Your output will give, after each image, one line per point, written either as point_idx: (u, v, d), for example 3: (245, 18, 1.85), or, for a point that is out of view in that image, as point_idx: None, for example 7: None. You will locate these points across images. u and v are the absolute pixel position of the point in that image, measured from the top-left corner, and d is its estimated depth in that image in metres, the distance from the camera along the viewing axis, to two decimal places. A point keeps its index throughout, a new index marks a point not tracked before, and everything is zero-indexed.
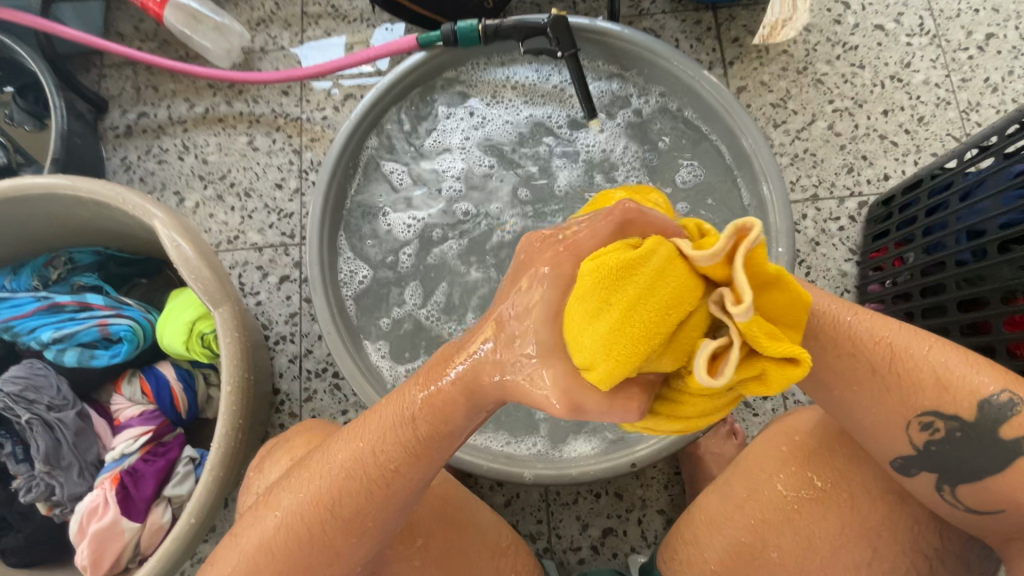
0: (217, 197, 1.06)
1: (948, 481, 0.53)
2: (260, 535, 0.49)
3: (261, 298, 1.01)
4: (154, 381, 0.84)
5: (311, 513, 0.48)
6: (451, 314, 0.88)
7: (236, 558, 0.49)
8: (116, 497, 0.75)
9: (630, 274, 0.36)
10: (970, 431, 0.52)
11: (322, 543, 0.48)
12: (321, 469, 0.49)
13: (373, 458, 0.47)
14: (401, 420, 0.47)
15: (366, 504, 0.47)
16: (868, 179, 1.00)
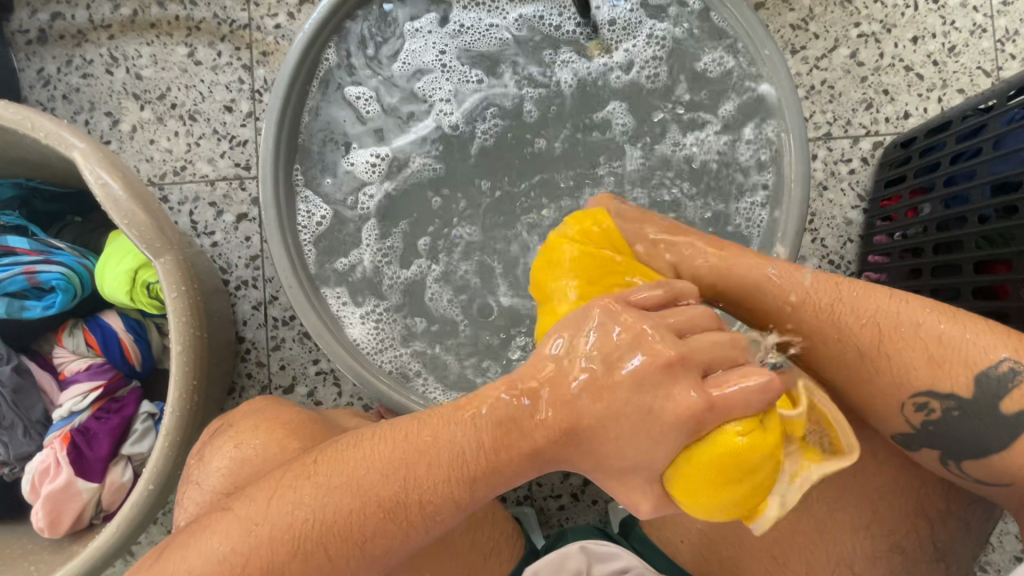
0: (157, 120, 0.93)
1: (953, 456, 0.48)
2: (258, 542, 0.46)
3: (217, 239, 0.91)
4: (99, 333, 0.76)
5: (320, 529, 0.46)
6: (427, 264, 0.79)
7: (215, 554, 0.46)
8: (67, 458, 0.70)
9: (757, 467, 0.44)
10: (968, 408, 0.46)
11: (335, 559, 0.46)
12: (339, 488, 0.47)
13: (408, 485, 0.47)
14: (445, 456, 0.47)
15: (388, 530, 0.47)
16: (887, 117, 0.91)
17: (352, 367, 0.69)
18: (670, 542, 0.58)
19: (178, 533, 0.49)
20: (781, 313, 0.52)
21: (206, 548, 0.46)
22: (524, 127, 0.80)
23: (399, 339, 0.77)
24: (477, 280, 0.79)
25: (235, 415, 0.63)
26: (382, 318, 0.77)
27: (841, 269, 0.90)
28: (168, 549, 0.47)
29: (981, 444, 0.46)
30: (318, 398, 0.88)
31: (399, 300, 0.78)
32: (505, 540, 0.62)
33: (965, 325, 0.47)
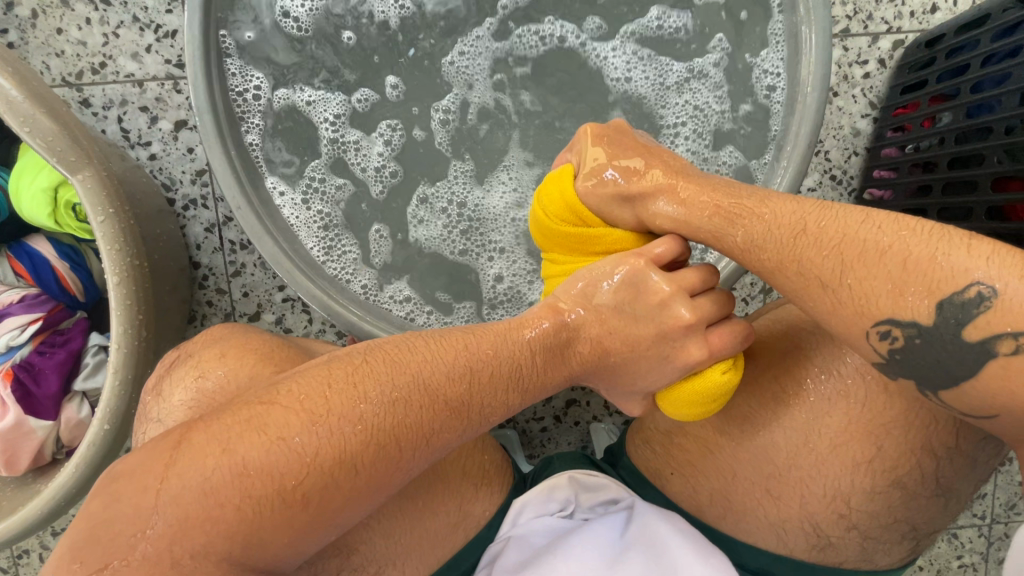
0: (62, 3, 0.77)
1: (927, 385, 0.41)
2: (322, 438, 0.39)
3: (154, 151, 0.79)
4: (28, 261, 0.68)
5: (389, 416, 0.41)
6: (372, 150, 0.71)
7: (266, 455, 0.38)
8: (14, 397, 0.65)
9: (725, 395, 0.49)
10: (931, 336, 0.40)
11: (401, 457, 0.42)
12: (408, 379, 0.42)
13: (477, 386, 0.44)
14: (505, 366, 0.46)
15: (453, 424, 0.43)
16: (913, 11, 0.81)
17: (318, 298, 0.63)
18: (658, 474, 0.58)
19: (196, 422, 0.40)
20: (743, 253, 0.47)
21: (251, 440, 0.39)
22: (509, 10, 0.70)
23: (351, 244, 0.70)
24: (444, 183, 0.72)
25: (193, 344, 0.57)
26: (315, 195, 0.69)
27: (843, 185, 0.85)
28: None
29: (949, 371, 0.39)
30: (288, 325, 0.83)
31: (340, 203, 0.70)
32: (495, 469, 0.61)
33: (952, 243, 0.40)
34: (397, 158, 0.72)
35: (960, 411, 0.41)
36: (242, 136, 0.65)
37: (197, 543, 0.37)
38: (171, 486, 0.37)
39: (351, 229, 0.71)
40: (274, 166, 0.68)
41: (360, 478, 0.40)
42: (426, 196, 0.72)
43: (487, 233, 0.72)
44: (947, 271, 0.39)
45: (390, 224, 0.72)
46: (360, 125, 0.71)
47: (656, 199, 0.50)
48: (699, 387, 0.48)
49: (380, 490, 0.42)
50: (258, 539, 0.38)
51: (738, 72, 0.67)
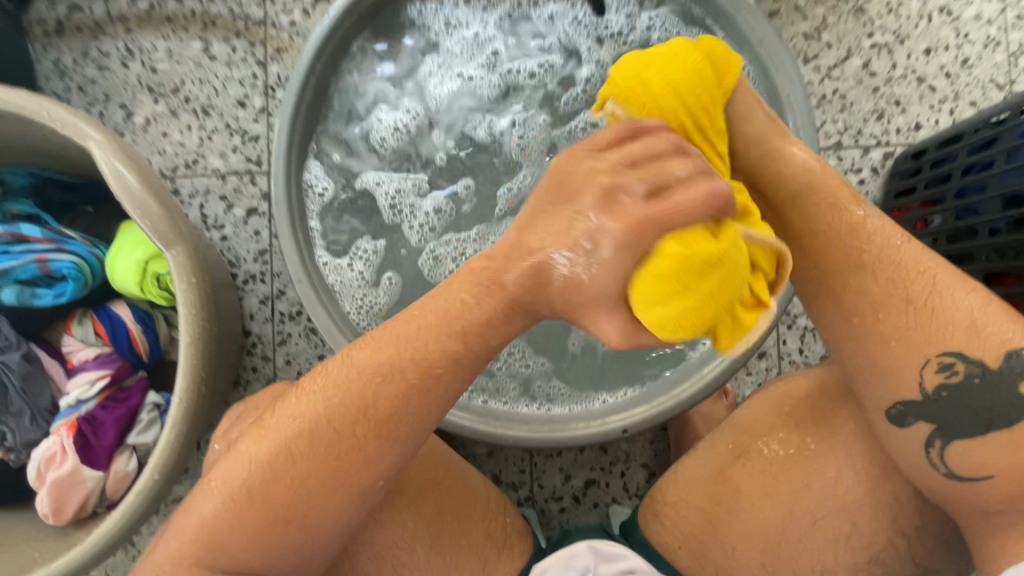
0: (170, 113, 0.93)
1: (947, 433, 0.47)
2: (292, 425, 0.47)
3: (226, 233, 0.91)
4: (109, 323, 0.77)
5: (330, 417, 0.47)
6: (410, 230, 0.81)
7: (239, 470, 0.48)
8: (75, 446, 0.71)
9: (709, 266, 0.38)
10: (991, 377, 0.46)
11: (348, 451, 0.47)
12: (344, 377, 0.48)
13: (384, 358, 0.48)
14: (413, 332, 0.48)
15: (389, 411, 0.47)
16: (898, 128, 0.91)
17: None
18: (667, 548, 0.59)
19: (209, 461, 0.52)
20: None
21: (248, 454, 0.48)
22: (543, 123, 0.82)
23: (387, 310, 0.78)
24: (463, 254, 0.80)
25: (257, 399, 0.63)
26: (356, 261, 0.78)
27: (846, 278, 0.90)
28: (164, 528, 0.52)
29: (986, 414, 0.46)
30: None
31: (377, 274, 0.79)
32: (516, 533, 0.62)
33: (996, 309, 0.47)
34: (424, 239, 0.81)
35: (951, 472, 0.47)
36: (307, 221, 0.74)
37: (190, 549, 0.48)
38: (201, 508, 0.49)
39: (378, 292, 0.78)
40: (331, 246, 0.77)
41: (321, 474, 0.47)
42: (439, 257, 0.80)
43: (496, 306, 0.79)
44: (992, 321, 0.46)
45: (406, 282, 0.80)
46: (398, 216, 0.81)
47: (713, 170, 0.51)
48: (679, 267, 0.37)
49: (353, 464, 0.47)
50: (251, 544, 0.48)
51: None
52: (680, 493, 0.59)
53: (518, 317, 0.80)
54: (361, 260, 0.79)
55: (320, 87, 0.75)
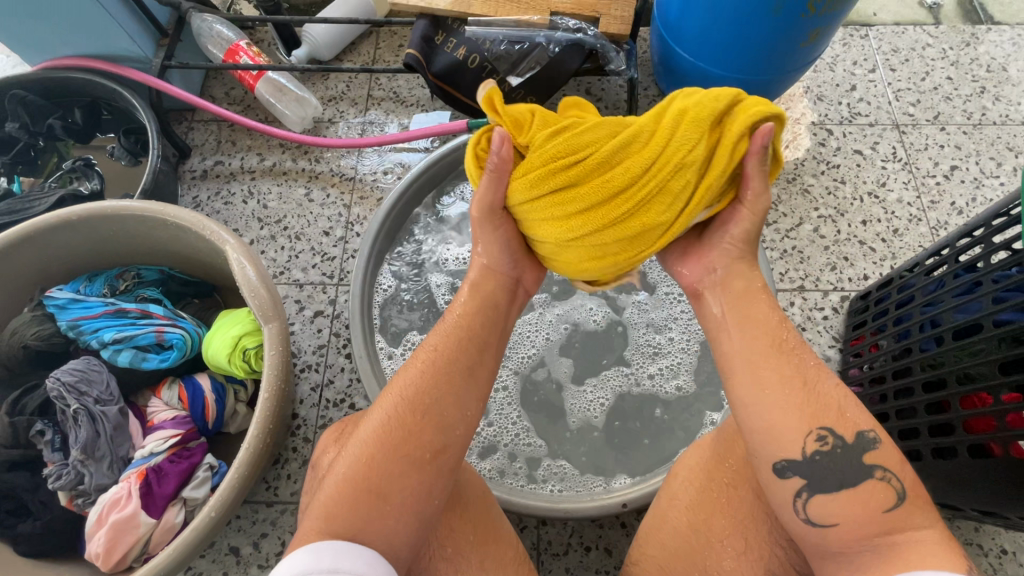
0: (270, 237, 1.20)
1: (808, 489, 0.51)
2: (371, 432, 0.58)
3: (294, 329, 1.10)
4: (191, 390, 0.91)
5: (401, 413, 0.58)
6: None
7: (328, 479, 0.56)
8: (139, 491, 0.80)
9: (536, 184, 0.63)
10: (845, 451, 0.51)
11: (418, 432, 0.57)
12: (402, 379, 0.61)
13: (446, 348, 0.62)
14: (461, 335, 0.63)
15: (442, 388, 0.59)
16: (850, 277, 1.12)
17: None
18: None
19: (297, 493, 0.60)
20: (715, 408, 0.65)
21: (342, 459, 0.57)
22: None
23: None
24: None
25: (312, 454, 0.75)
26: (404, 351, 1.00)
27: None
28: None
29: (837, 481, 0.51)
30: None
31: None
32: None
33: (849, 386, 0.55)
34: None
35: (809, 518, 0.51)
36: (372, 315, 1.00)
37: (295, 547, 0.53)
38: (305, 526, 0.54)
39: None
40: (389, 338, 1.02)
41: (399, 457, 0.56)
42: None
43: (518, 391, 0.97)
44: (852, 406, 0.53)
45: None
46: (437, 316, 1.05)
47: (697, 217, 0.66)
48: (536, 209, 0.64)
49: (437, 439, 0.57)
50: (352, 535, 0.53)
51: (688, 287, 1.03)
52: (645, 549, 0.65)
53: (538, 402, 0.97)
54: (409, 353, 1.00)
55: (393, 228, 1.05)
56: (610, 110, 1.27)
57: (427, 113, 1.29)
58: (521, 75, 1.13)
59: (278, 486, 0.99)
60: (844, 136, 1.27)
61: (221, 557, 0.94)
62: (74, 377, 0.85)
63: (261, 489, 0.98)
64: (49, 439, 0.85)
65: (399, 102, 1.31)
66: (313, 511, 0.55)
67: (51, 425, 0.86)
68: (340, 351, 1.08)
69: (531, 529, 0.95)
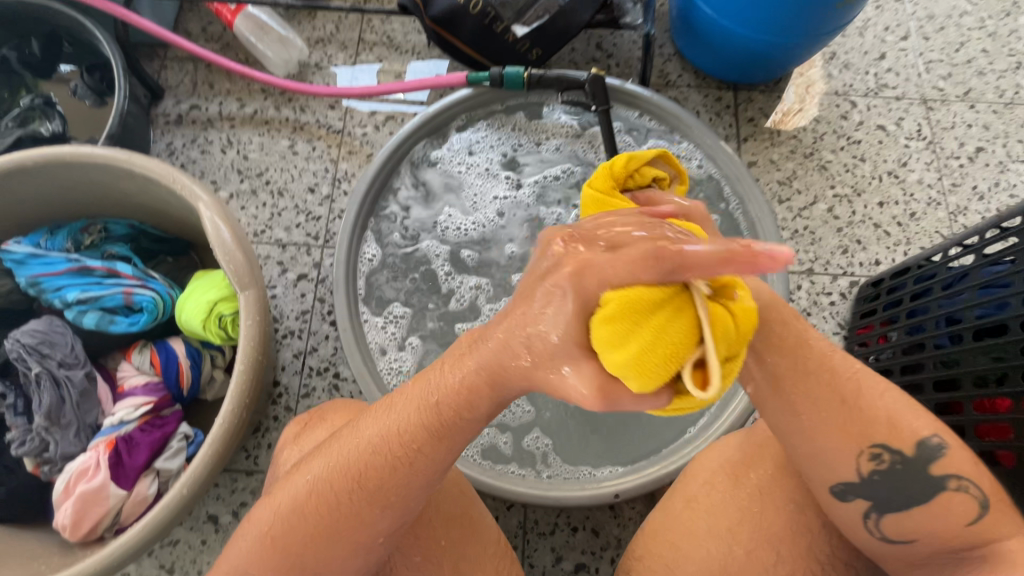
0: (251, 192, 1.11)
1: (878, 508, 0.50)
2: (302, 491, 0.53)
3: (276, 292, 1.04)
4: (164, 355, 0.86)
5: (341, 480, 0.52)
6: (424, 315, 0.96)
7: (269, 517, 0.53)
8: (108, 462, 0.76)
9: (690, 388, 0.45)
10: (910, 462, 0.49)
11: (357, 511, 0.52)
12: (351, 442, 0.53)
13: (395, 429, 0.52)
14: (421, 406, 0.51)
15: (388, 476, 0.51)
16: (861, 262, 1.07)
17: None
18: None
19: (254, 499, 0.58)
20: None
21: (259, 511, 0.54)
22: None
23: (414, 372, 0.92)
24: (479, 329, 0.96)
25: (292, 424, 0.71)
26: (388, 324, 0.94)
27: None
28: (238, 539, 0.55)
29: (908, 494, 0.50)
30: None
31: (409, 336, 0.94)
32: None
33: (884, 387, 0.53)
34: (437, 324, 0.96)
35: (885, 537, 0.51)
36: (357, 281, 0.93)
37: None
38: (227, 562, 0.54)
39: (400, 354, 0.93)
40: (370, 306, 0.95)
41: (335, 527, 0.52)
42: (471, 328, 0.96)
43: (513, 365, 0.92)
44: (903, 411, 0.50)
45: (425, 348, 0.94)
46: (432, 287, 0.98)
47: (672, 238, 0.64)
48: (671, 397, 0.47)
49: (357, 524, 0.52)
50: None
51: None
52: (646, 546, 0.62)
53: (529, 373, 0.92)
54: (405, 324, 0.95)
55: (382, 189, 0.98)
56: (621, 68, 1.18)
57: (424, 62, 1.19)
58: (528, 25, 1.02)
59: (258, 455, 0.95)
60: (868, 109, 1.19)
61: (200, 525, 0.92)
62: (35, 339, 0.80)
63: (242, 458, 0.95)
64: (11, 402, 0.80)
65: (393, 47, 1.20)
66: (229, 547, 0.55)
67: (13, 388, 0.81)
68: (324, 318, 1.03)
69: (517, 508, 0.93)
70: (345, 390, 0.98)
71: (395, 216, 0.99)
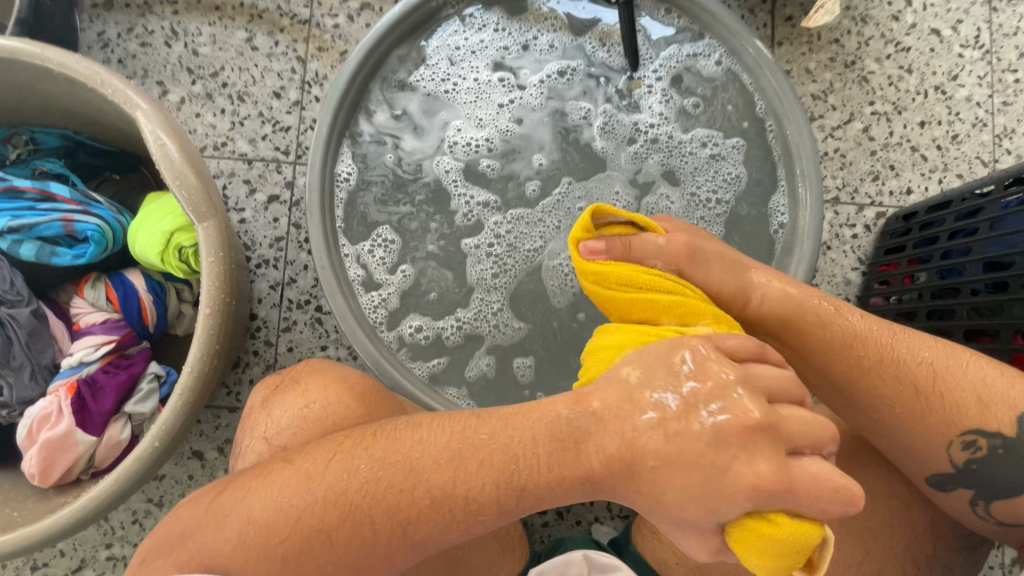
0: (206, 96, 0.95)
1: (982, 496, 0.55)
2: (336, 519, 0.48)
3: (245, 216, 0.93)
4: (121, 290, 0.77)
5: (383, 523, 0.48)
6: (425, 235, 0.86)
7: (274, 513, 0.48)
8: (71, 407, 0.70)
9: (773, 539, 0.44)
10: (1011, 446, 0.53)
11: (382, 553, 0.48)
12: (406, 484, 0.48)
13: (463, 474, 0.48)
14: (499, 453, 0.48)
15: (433, 532, 0.48)
16: (891, 190, 0.98)
17: (372, 353, 0.75)
18: (664, 562, 0.66)
19: (238, 474, 0.53)
20: None
21: (263, 493, 0.49)
22: (581, 134, 0.89)
23: (399, 309, 0.84)
24: (487, 249, 0.87)
25: (300, 370, 0.68)
26: (376, 248, 0.85)
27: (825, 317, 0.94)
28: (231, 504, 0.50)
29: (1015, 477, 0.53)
30: None
31: (397, 268, 0.85)
32: (517, 537, 0.71)
33: (925, 365, 0.55)
34: (440, 245, 0.87)
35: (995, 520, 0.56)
36: (333, 207, 0.82)
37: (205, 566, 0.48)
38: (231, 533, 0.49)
39: (390, 277, 0.85)
40: (350, 235, 0.84)
41: (345, 569, 0.48)
42: (480, 247, 0.87)
43: (504, 290, 0.86)
44: (990, 387, 0.54)
45: (417, 275, 0.86)
46: (442, 197, 0.88)
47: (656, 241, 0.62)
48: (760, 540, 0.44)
49: (376, 549, 0.48)
50: None
51: (744, 175, 0.85)
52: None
53: (521, 307, 0.86)
54: (397, 252, 0.86)
55: (354, 103, 0.83)
56: None
57: None
58: None
59: (239, 391, 0.90)
60: (924, 8, 1.02)
61: (184, 460, 0.89)
62: None
63: (222, 394, 0.90)
64: None
65: None
66: (214, 505, 0.50)
67: None
68: (301, 245, 0.93)
69: None
70: (329, 324, 0.91)
71: (386, 137, 0.87)
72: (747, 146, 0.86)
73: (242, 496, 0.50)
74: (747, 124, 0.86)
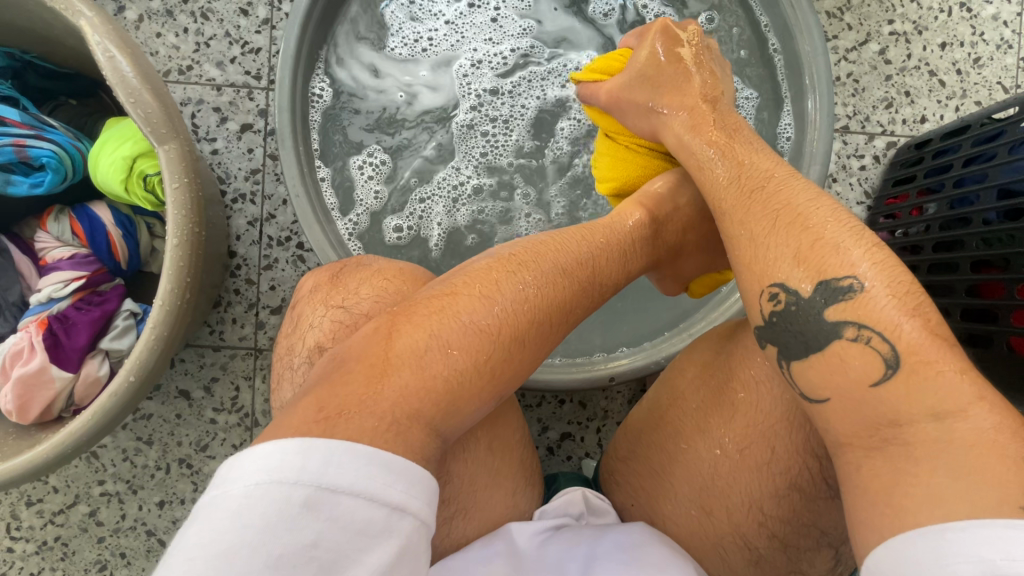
0: (166, 13, 0.87)
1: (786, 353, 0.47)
2: (523, 299, 0.49)
3: (217, 147, 0.87)
4: (87, 224, 0.73)
5: (559, 301, 0.51)
6: (427, 143, 0.83)
7: (471, 314, 0.47)
8: (43, 344, 0.68)
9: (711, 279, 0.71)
10: (804, 304, 0.46)
11: (554, 332, 0.51)
12: (564, 265, 0.53)
13: (599, 265, 0.56)
14: (616, 248, 0.59)
15: (584, 302, 0.54)
16: (904, 119, 0.92)
17: None
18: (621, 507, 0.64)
19: (395, 318, 0.47)
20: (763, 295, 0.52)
21: (447, 322, 0.46)
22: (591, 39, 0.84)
23: (373, 234, 0.81)
24: (479, 136, 0.83)
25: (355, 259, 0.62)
26: (364, 166, 0.81)
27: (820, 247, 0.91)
28: (417, 328, 0.46)
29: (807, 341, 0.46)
30: None
31: (383, 186, 0.82)
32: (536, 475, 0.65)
33: (775, 213, 0.50)
34: (443, 158, 0.83)
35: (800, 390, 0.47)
36: (307, 134, 0.76)
37: (411, 406, 0.43)
38: (429, 357, 0.45)
39: (365, 198, 0.81)
40: (325, 155, 0.80)
41: (536, 347, 0.49)
42: (472, 123, 0.83)
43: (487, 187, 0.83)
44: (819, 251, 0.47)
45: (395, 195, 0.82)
46: (454, 111, 0.83)
47: (608, 81, 0.68)
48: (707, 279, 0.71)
49: (542, 357, 0.50)
50: (459, 390, 0.45)
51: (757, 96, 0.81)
52: (631, 450, 0.65)
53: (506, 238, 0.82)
54: (384, 176, 0.82)
55: (327, 17, 0.78)
56: None
57: None
58: None
59: (223, 330, 0.88)
60: None
61: (171, 400, 0.88)
62: None
63: (204, 333, 0.88)
64: None
65: None
66: (401, 341, 0.45)
67: None
68: (278, 178, 0.88)
69: None
70: (312, 263, 0.88)
71: (374, 70, 0.82)
72: (760, 98, 0.81)
73: (427, 316, 0.47)
74: (745, 53, 0.81)
